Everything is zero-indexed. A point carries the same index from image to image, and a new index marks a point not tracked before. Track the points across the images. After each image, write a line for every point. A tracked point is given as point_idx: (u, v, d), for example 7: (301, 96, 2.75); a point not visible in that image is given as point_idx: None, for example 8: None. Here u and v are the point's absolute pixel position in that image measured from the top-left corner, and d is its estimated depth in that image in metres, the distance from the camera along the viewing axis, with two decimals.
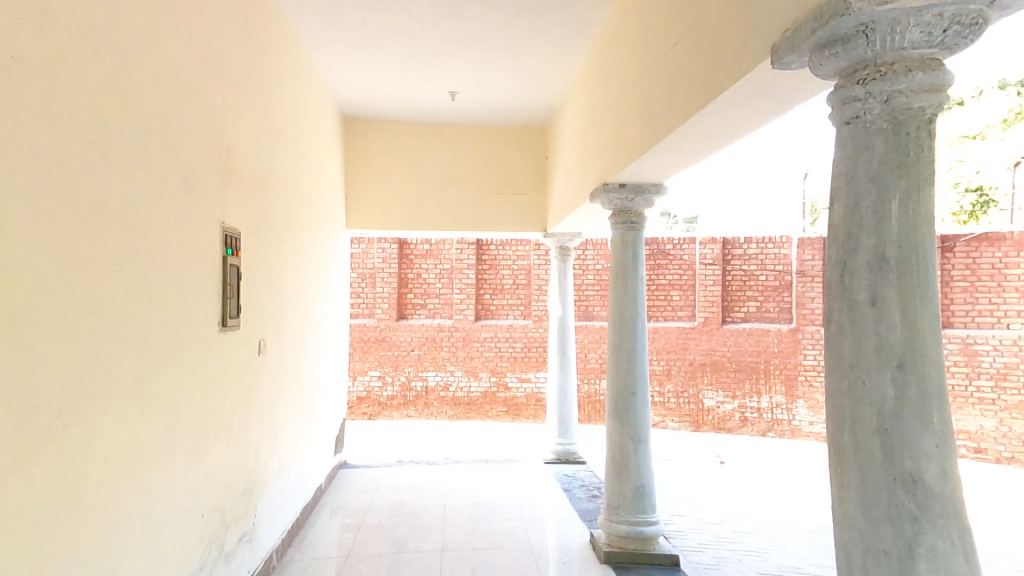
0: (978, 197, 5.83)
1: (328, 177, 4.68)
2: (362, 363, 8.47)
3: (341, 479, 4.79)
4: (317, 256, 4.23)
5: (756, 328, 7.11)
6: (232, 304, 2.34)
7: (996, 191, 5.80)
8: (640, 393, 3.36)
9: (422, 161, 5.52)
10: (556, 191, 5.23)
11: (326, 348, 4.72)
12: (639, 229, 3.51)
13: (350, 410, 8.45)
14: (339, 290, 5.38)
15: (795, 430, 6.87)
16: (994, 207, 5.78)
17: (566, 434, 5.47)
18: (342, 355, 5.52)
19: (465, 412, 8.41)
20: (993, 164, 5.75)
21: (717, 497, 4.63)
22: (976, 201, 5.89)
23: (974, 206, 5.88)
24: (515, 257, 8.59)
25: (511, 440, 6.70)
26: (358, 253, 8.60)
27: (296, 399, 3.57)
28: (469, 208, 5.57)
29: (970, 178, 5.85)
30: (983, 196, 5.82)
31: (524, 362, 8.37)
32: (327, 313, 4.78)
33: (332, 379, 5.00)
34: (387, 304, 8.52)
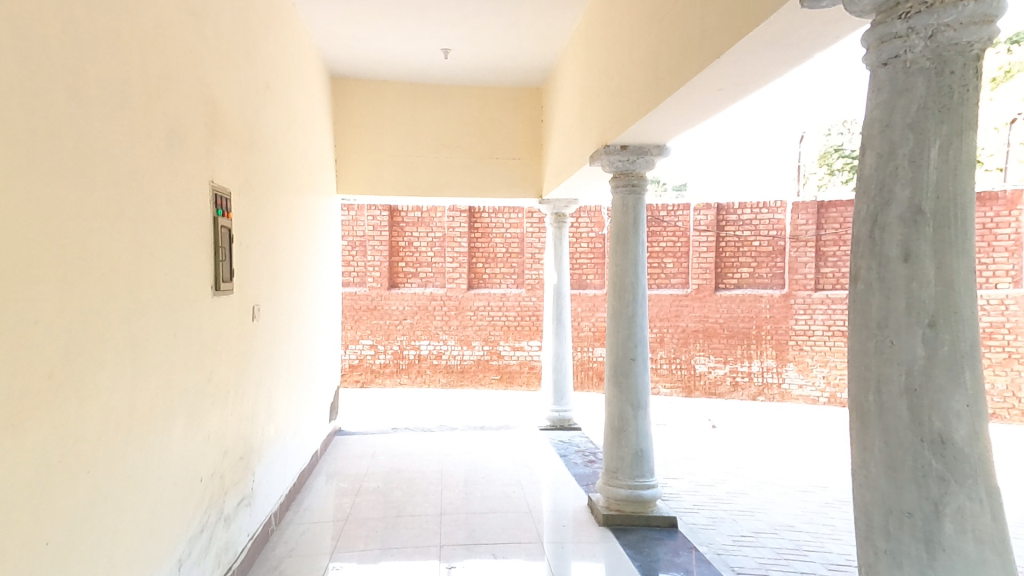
0: None
1: (317, 138, 4.51)
2: (354, 332, 8.41)
3: (337, 446, 4.78)
4: (308, 220, 4.10)
5: (749, 295, 7.12)
6: (225, 267, 2.23)
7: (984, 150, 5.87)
8: (640, 359, 3.34)
9: (415, 124, 5.34)
10: (552, 154, 5.10)
11: (319, 316, 4.64)
12: (641, 192, 3.42)
13: (342, 378, 8.42)
14: (331, 257, 5.26)
15: (784, 394, 6.97)
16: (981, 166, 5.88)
17: (561, 401, 5.50)
18: (335, 323, 5.44)
19: (457, 380, 8.41)
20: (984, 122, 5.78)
21: (710, 460, 4.69)
22: None
23: None
24: (508, 225, 8.47)
25: (505, 406, 6.74)
26: (347, 220, 8.42)
27: (291, 367, 3.51)
28: (463, 172, 5.42)
29: None
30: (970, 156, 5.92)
31: (517, 330, 8.37)
32: (320, 280, 4.67)
33: (326, 346, 4.94)
34: (378, 273, 8.41)
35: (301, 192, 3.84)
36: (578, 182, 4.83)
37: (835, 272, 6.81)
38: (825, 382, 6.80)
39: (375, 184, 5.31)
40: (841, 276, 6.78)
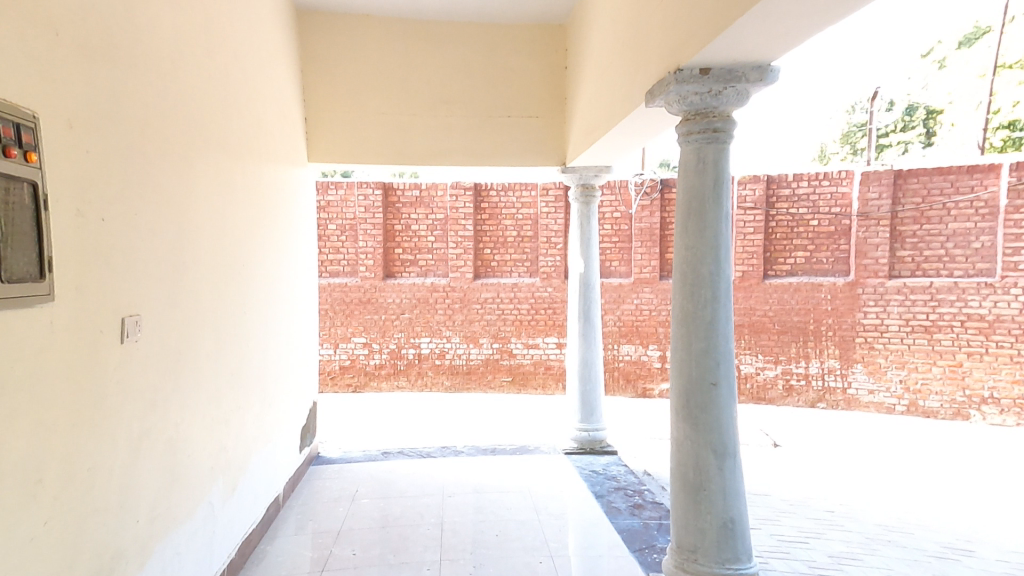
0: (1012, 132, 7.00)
1: (275, 87, 3.45)
2: (345, 329, 7.42)
3: (310, 481, 3.78)
4: (260, 196, 3.07)
5: (805, 283, 6.03)
6: (17, 251, 1.17)
7: None
8: (724, 386, 2.28)
9: (409, 72, 4.28)
10: (582, 108, 4.01)
11: (285, 320, 3.61)
12: (727, 139, 2.29)
13: (332, 382, 7.45)
14: (304, 243, 4.24)
15: (850, 400, 5.91)
16: None
17: (591, 417, 4.46)
18: (311, 327, 4.44)
19: (463, 382, 7.43)
20: None
21: (792, 498, 3.67)
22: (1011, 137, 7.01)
23: (1008, 141, 7.03)
24: (519, 205, 7.37)
25: (518, 419, 5.72)
26: (335, 201, 7.37)
27: (230, 397, 2.49)
28: (468, 134, 4.36)
29: (1009, 110, 7.01)
30: (1019, 130, 6.96)
31: (531, 326, 7.34)
32: (286, 273, 3.66)
33: (298, 356, 3.94)
34: (372, 261, 7.37)
35: (245, 152, 2.78)
36: (619, 141, 3.76)
37: (915, 255, 5.71)
38: (902, 387, 5.73)
39: (360, 150, 4.26)
40: (923, 261, 5.69)
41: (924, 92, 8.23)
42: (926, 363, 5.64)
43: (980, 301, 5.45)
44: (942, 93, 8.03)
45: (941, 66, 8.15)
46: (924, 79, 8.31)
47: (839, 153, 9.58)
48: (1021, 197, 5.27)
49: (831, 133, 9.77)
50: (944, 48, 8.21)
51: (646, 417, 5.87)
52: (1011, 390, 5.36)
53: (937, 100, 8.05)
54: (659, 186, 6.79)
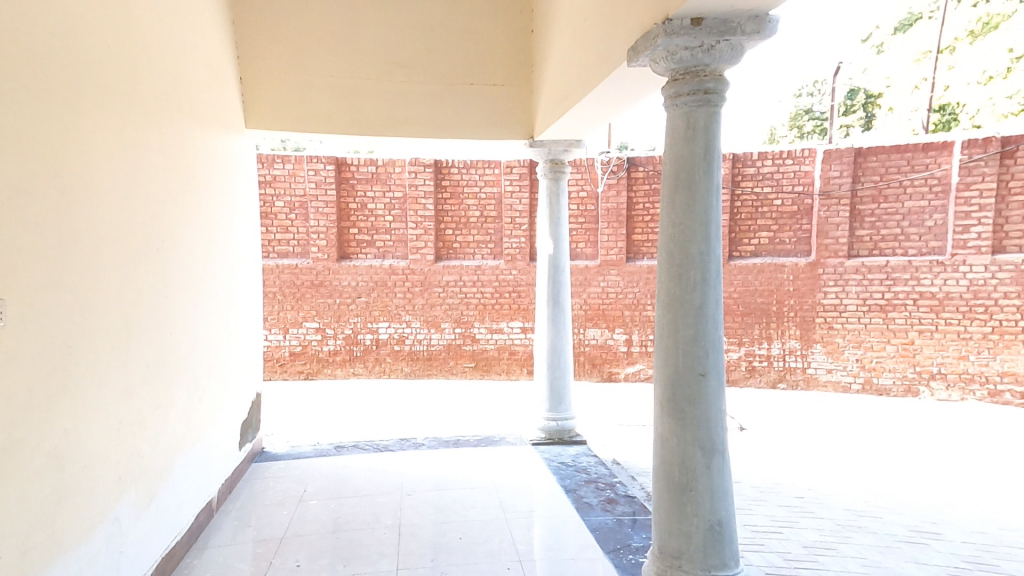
0: (946, 114, 7.08)
1: (202, 34, 3.00)
2: (296, 313, 6.95)
3: (250, 482, 3.42)
4: (187, 163, 2.65)
5: (769, 264, 5.98)
6: None
7: (963, 108, 6.99)
8: (712, 376, 2.09)
9: (359, 29, 3.86)
10: (550, 74, 3.72)
11: (223, 305, 3.22)
12: (718, 103, 2.07)
13: (281, 369, 6.99)
14: (244, 220, 3.80)
15: (810, 380, 5.95)
16: (957, 123, 7.03)
17: (559, 406, 4.27)
18: (254, 313, 4.02)
19: (424, 369, 7.12)
20: (961, 79, 6.96)
21: (762, 484, 3.58)
22: (944, 118, 7.10)
23: (941, 122, 7.12)
24: (482, 184, 7.04)
25: (481, 408, 5.48)
26: (283, 175, 6.83)
27: (148, 396, 2.12)
28: (427, 101, 3.99)
29: (942, 94, 7.07)
30: (951, 112, 7.05)
31: (495, 310, 7.08)
32: (223, 253, 3.24)
33: (238, 346, 3.54)
34: (324, 241, 6.90)
35: (162, 109, 2.37)
36: (592, 113, 3.50)
37: (873, 234, 5.75)
38: (858, 365, 5.80)
39: (306, 115, 3.83)
40: (880, 240, 5.73)
41: (863, 76, 8.39)
42: (881, 342, 5.72)
43: (932, 280, 5.53)
44: (879, 77, 8.24)
45: (880, 50, 8.33)
46: (863, 63, 8.46)
47: (788, 136, 9.62)
48: (972, 175, 5.33)
49: (778, 116, 9.70)
50: (882, 33, 8.36)
51: (610, 402, 5.75)
52: (958, 365, 5.49)
53: (875, 84, 8.25)
54: (625, 164, 6.59)
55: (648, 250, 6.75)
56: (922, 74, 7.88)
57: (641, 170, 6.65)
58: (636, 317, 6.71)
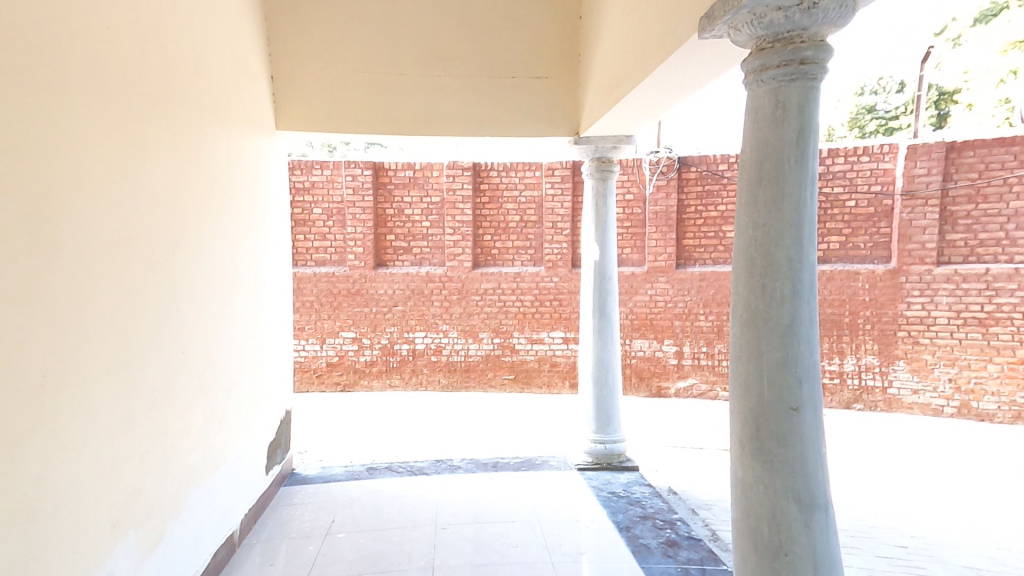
0: None
1: (230, 31, 2.81)
2: (332, 323, 6.83)
3: (279, 510, 3.19)
4: (204, 165, 2.44)
5: (841, 271, 5.41)
6: None
7: None
8: (808, 412, 1.64)
9: (394, 24, 3.65)
10: (599, 65, 3.40)
11: (248, 318, 3.02)
12: (817, 75, 1.61)
13: (319, 380, 6.88)
14: (274, 228, 3.62)
15: (891, 401, 5.34)
16: None
17: (607, 428, 3.87)
18: (284, 325, 3.83)
19: (461, 381, 6.86)
20: None
21: (861, 526, 3.09)
22: None
23: None
24: (521, 187, 6.73)
25: (521, 424, 5.14)
26: (321, 182, 6.73)
27: (153, 424, 1.90)
28: (465, 99, 3.75)
29: None
30: None
31: (536, 320, 6.75)
32: (248, 262, 3.05)
33: (266, 360, 3.35)
34: (361, 248, 6.75)
35: (177, 108, 2.16)
36: (644, 104, 3.14)
37: (969, 239, 5.10)
38: (952, 387, 5.16)
39: (338, 116, 3.63)
40: (978, 245, 5.08)
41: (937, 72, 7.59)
42: (981, 361, 5.06)
43: None
44: (955, 73, 7.42)
45: (956, 44, 7.65)
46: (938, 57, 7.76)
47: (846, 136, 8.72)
48: None
49: (837, 117, 8.93)
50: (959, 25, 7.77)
51: (660, 420, 5.29)
52: None
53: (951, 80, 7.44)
54: (676, 165, 6.15)
55: (700, 256, 6.27)
56: (1011, 62, 7.02)
57: (692, 170, 6.20)
58: (687, 328, 6.24)
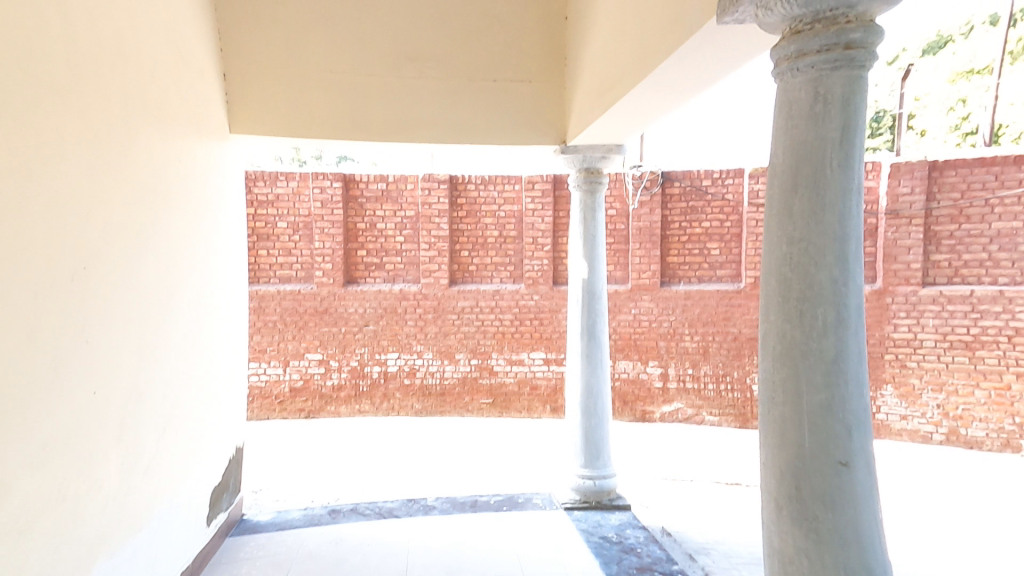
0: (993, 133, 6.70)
1: (172, 18, 2.47)
2: (297, 344, 6.36)
3: (219, 569, 2.74)
4: (133, 167, 2.06)
5: None
6: None
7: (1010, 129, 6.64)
8: (861, 469, 1.32)
9: (365, 22, 3.34)
10: (587, 70, 3.14)
11: (192, 346, 2.62)
12: (865, 62, 1.33)
13: (281, 407, 6.38)
14: (227, 242, 3.23)
15: (880, 427, 5.21)
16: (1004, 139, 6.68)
17: (596, 462, 3.55)
18: (238, 350, 3.42)
19: (437, 405, 6.47)
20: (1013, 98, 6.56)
21: None
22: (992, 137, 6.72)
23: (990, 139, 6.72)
24: (500, 202, 6.45)
25: (501, 455, 4.78)
26: (286, 194, 6.32)
27: (39, 488, 1.49)
28: (442, 104, 3.46)
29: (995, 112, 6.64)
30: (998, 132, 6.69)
31: (515, 340, 6.42)
32: (193, 282, 2.65)
33: (214, 393, 2.94)
34: (330, 264, 6.34)
35: (89, 96, 1.78)
36: (640, 110, 2.90)
37: (953, 259, 5.00)
38: (939, 413, 5.01)
39: (301, 119, 3.29)
40: (962, 266, 4.98)
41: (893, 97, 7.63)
42: (968, 386, 4.92)
43: None
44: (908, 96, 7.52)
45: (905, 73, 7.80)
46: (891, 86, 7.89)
47: None
48: None
49: None
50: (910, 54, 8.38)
51: (644, 447, 4.97)
52: None
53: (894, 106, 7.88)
54: (659, 179, 5.95)
55: (684, 273, 6.05)
56: (960, 91, 7.16)
57: (676, 186, 6.01)
58: (672, 349, 5.98)
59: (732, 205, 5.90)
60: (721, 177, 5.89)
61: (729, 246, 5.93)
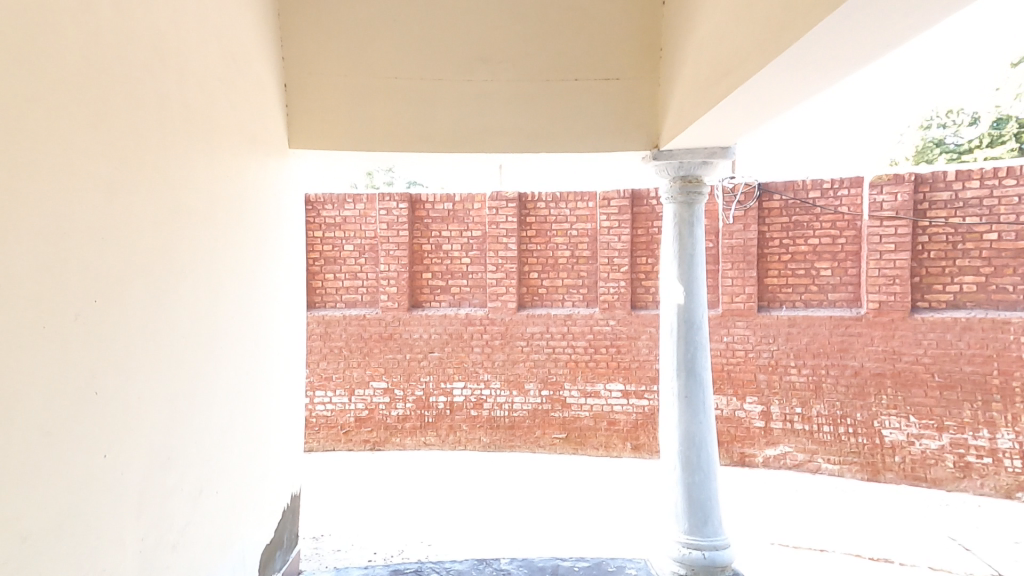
0: None
1: (226, 24, 2.23)
2: (362, 371, 6.14)
3: None
4: (169, 183, 1.77)
5: (999, 317, 4.58)
6: None
7: None
8: None
9: (433, 24, 3.03)
10: (690, 59, 2.62)
11: (241, 383, 2.35)
12: None
13: (346, 438, 6.15)
14: (282, 267, 2.98)
15: None
16: None
17: (703, 529, 2.89)
18: (294, 383, 3.16)
19: (505, 440, 6.00)
20: None
21: None
22: None
23: None
24: (572, 220, 5.99)
25: (579, 506, 4.22)
26: (353, 217, 6.19)
27: None
28: (516, 111, 3.09)
29: None
30: None
31: (590, 369, 5.87)
32: (242, 312, 2.38)
33: (266, 433, 2.66)
34: (395, 288, 6.10)
35: (117, 105, 1.51)
36: (753, 106, 2.37)
37: None
38: None
39: (362, 132, 3.02)
40: None
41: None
42: None
43: None
44: None
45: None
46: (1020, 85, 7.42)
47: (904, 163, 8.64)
48: None
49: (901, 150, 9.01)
50: None
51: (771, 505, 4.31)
52: None
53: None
54: (755, 192, 5.27)
55: (787, 296, 5.30)
56: None
57: (776, 198, 5.29)
58: (775, 384, 5.22)
59: (846, 219, 5.12)
60: (832, 187, 5.12)
61: (843, 265, 5.14)
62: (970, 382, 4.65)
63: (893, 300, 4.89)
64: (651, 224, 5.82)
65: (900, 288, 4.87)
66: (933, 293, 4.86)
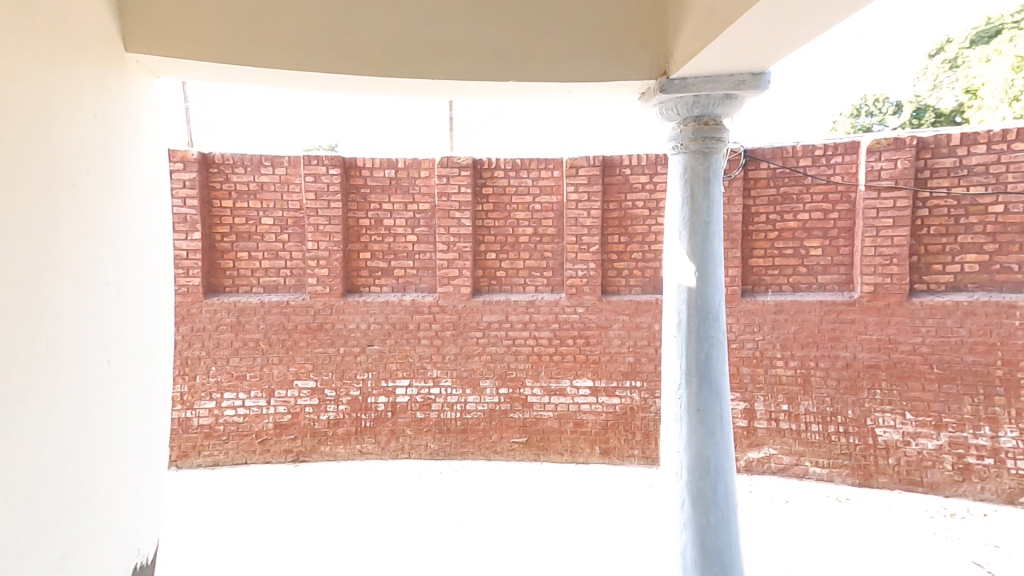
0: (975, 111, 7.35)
1: None
2: (283, 369, 5.14)
3: None
4: None
5: (1001, 299, 4.13)
6: None
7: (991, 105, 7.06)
8: None
9: None
10: None
11: (8, 432, 1.38)
12: None
13: (262, 449, 5.14)
14: (117, 237, 1.99)
15: None
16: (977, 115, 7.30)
17: None
18: (142, 405, 2.20)
19: (457, 446, 5.18)
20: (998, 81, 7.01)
21: None
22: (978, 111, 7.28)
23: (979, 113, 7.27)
24: (535, 191, 5.16)
25: (547, 548, 3.43)
26: (272, 183, 5.11)
27: None
28: (473, 24, 2.23)
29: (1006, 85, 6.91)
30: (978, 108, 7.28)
31: (555, 363, 5.12)
32: (11, 309, 1.39)
33: (79, 493, 1.71)
34: (326, 270, 5.10)
35: None
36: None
37: None
38: None
39: (251, 42, 2.07)
40: None
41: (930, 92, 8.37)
42: None
43: None
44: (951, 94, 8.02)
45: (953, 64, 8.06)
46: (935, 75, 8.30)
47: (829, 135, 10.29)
48: None
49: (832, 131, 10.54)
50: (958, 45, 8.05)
51: (771, 531, 3.64)
52: None
53: (947, 101, 8.09)
54: (741, 160, 4.62)
55: (773, 278, 4.70)
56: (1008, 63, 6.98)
57: (763, 167, 4.66)
58: (759, 378, 4.65)
59: (840, 190, 4.54)
60: (825, 153, 4.54)
61: (835, 243, 4.57)
62: (972, 374, 4.20)
63: (889, 283, 4.37)
64: (624, 196, 5.07)
65: (897, 269, 4.34)
66: (932, 274, 4.36)
